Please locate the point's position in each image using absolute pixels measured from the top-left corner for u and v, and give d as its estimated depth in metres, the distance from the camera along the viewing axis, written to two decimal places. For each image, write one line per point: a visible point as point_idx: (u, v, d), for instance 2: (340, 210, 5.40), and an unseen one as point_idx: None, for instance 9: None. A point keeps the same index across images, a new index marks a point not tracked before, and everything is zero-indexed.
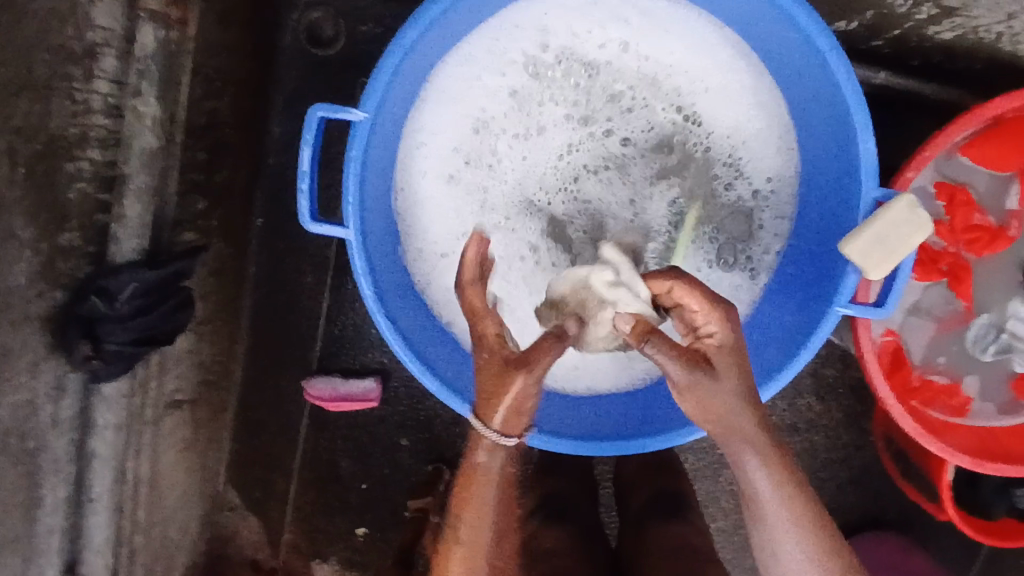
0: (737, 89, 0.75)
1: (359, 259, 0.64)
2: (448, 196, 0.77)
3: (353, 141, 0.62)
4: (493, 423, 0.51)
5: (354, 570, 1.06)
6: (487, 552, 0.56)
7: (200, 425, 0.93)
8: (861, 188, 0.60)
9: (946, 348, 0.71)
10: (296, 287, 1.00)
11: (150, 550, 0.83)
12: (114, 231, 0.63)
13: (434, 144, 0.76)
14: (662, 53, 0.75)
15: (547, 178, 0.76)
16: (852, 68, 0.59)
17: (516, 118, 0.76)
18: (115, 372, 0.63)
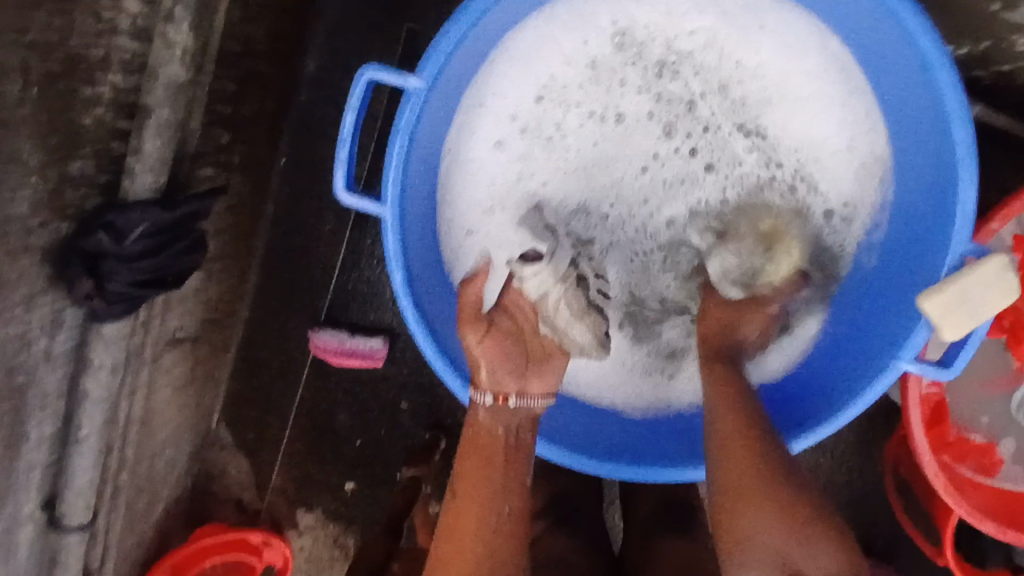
0: (823, 101, 0.73)
1: (392, 242, 0.63)
2: (491, 161, 0.77)
3: (404, 108, 0.61)
4: (480, 384, 0.65)
5: (338, 523, 1.04)
6: (483, 489, 0.61)
7: (199, 362, 0.90)
8: (951, 239, 0.59)
9: (989, 408, 0.70)
10: (313, 232, 0.96)
11: (134, 484, 0.81)
12: (130, 165, 0.58)
13: (494, 105, 0.75)
14: (754, 51, 0.73)
15: (603, 159, 0.77)
16: (966, 102, 0.56)
17: (591, 92, 0.75)
18: (116, 313, 0.60)
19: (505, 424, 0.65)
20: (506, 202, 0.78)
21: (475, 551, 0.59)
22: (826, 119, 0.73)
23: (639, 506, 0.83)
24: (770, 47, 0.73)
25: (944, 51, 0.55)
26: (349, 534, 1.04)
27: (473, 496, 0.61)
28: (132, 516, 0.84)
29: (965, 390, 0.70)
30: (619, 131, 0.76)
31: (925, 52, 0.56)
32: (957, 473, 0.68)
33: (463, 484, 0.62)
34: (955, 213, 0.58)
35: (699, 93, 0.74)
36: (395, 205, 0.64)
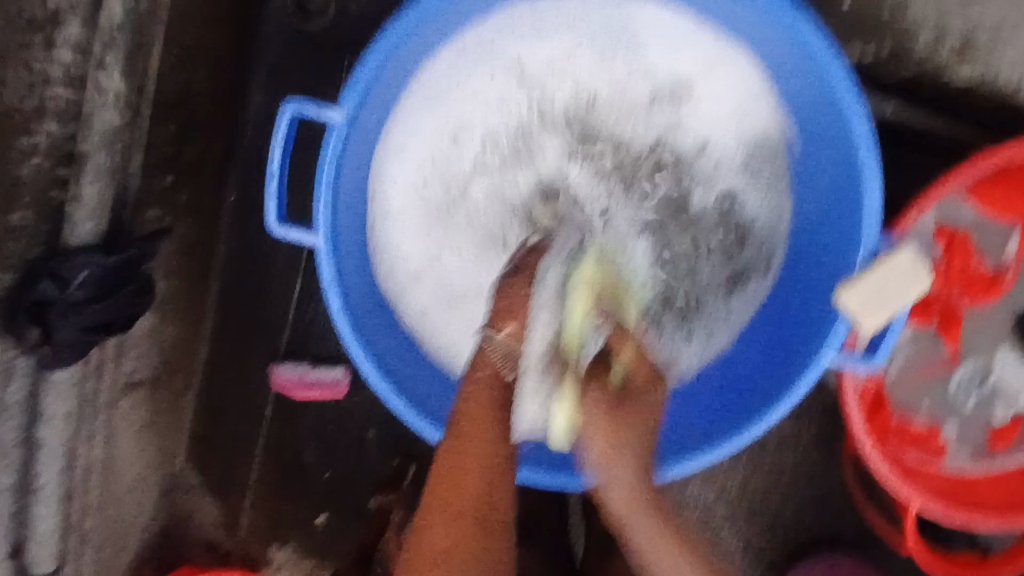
0: (727, 109, 0.77)
1: (326, 271, 0.65)
2: (415, 202, 0.80)
3: (327, 142, 0.64)
4: (499, 329, 0.60)
5: (313, 557, 1.04)
6: (483, 441, 0.55)
7: (159, 405, 0.90)
8: (862, 235, 0.63)
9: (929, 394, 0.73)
10: (268, 267, 0.96)
11: (99, 533, 0.80)
12: (70, 212, 0.58)
13: (412, 147, 0.79)
14: (647, 76, 0.78)
15: (526, 182, 0.78)
16: (867, 108, 0.61)
17: (499, 119, 0.78)
18: (65, 360, 0.60)
19: (510, 369, 0.59)
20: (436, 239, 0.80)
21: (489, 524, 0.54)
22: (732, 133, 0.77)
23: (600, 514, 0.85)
24: (660, 70, 0.77)
25: (837, 55, 0.61)
26: (324, 568, 1.04)
27: (476, 450, 0.55)
28: (99, 566, 0.83)
29: (907, 380, 0.72)
30: (536, 152, 0.78)
31: (820, 59, 0.62)
32: (899, 457, 0.71)
33: (466, 435, 0.56)
34: (864, 212, 0.63)
35: (603, 114, 0.78)
36: (328, 236, 0.66)
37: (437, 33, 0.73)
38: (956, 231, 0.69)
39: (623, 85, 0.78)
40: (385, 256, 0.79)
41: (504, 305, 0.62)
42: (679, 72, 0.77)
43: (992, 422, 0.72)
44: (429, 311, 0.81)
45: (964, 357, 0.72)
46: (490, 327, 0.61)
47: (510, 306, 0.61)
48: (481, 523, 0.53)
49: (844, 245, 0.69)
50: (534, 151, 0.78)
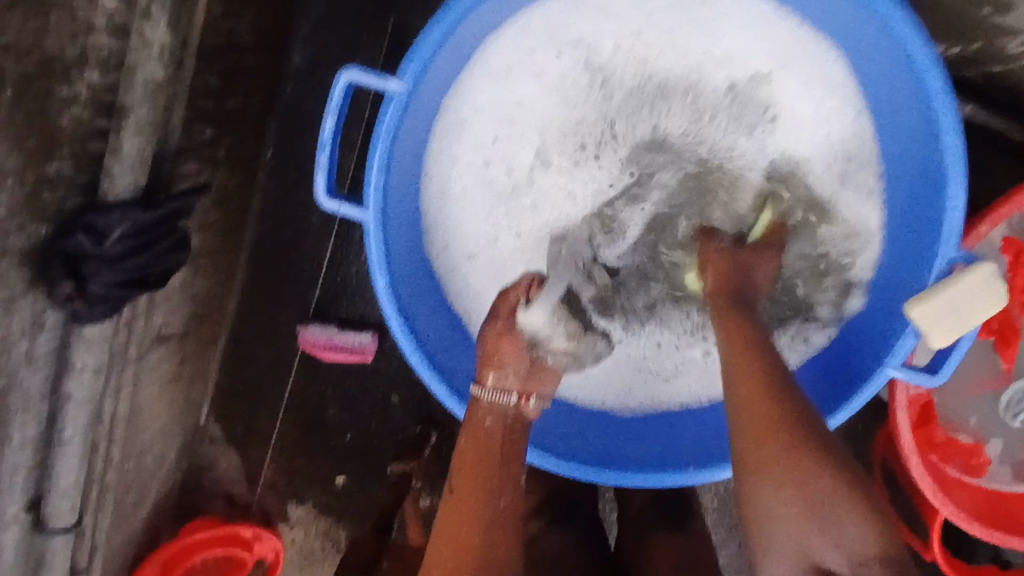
0: (805, 105, 0.75)
1: (375, 249, 0.63)
2: (474, 185, 0.78)
3: (384, 114, 0.62)
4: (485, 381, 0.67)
5: (330, 516, 1.05)
6: (477, 504, 0.61)
7: (188, 357, 0.90)
8: (940, 245, 0.60)
9: (977, 409, 0.71)
10: (302, 227, 0.95)
11: (123, 481, 0.81)
12: (109, 164, 0.57)
13: (473, 127, 0.77)
14: (717, 67, 0.75)
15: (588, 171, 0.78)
16: (959, 115, 0.57)
17: (562, 103, 0.77)
18: (97, 316, 0.59)
19: (494, 415, 0.66)
20: (503, 220, 0.79)
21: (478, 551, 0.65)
22: (803, 126, 0.76)
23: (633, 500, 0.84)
24: (732, 60, 0.75)
25: (933, 54, 0.57)
26: (340, 527, 1.05)
27: (470, 503, 0.61)
28: (122, 512, 0.84)
29: (952, 392, 0.70)
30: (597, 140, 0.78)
31: (916, 57, 0.58)
32: (942, 471, 0.67)
33: (461, 486, 0.63)
34: (945, 225, 0.59)
35: (668, 103, 0.76)
36: (379, 211, 0.64)
37: (506, 8, 0.70)
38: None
39: (692, 75, 0.76)
40: (447, 236, 0.79)
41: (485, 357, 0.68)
42: (750, 63, 0.75)
43: None
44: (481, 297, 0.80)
45: (1019, 375, 0.70)
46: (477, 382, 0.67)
47: (492, 357, 0.67)
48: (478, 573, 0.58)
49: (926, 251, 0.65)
50: (602, 135, 0.77)
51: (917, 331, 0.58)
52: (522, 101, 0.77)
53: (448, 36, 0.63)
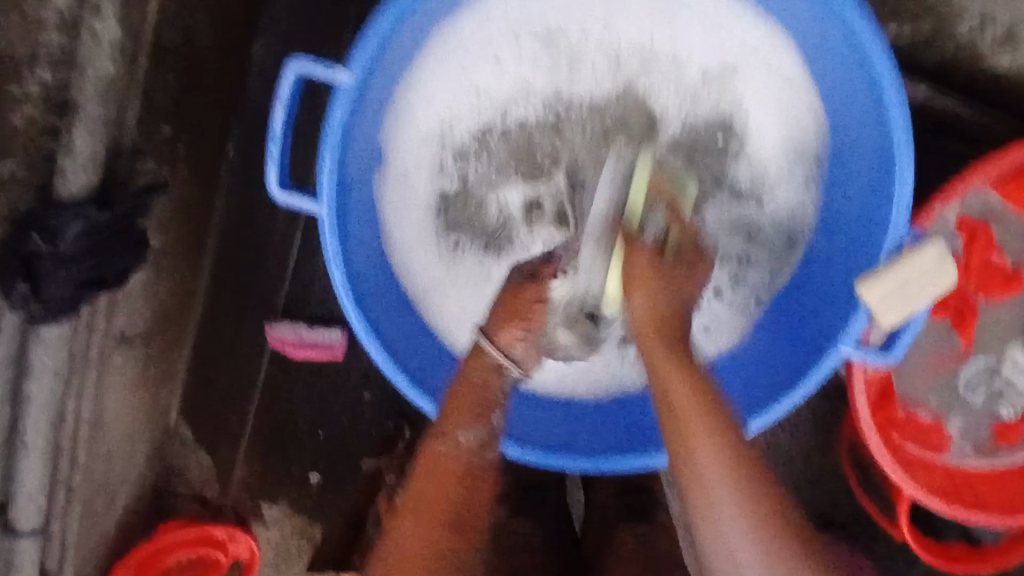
0: (768, 94, 0.75)
1: (330, 239, 0.64)
2: (429, 173, 0.78)
3: (334, 106, 0.62)
4: (498, 336, 0.63)
5: (305, 514, 1.05)
6: (456, 480, 0.61)
7: (154, 359, 0.89)
8: (890, 225, 0.62)
9: (938, 388, 0.72)
10: (266, 227, 0.95)
11: (90, 484, 0.80)
12: (61, 164, 0.55)
13: (428, 115, 0.77)
14: (679, 56, 0.76)
15: (544, 159, 0.78)
16: (905, 96, 0.59)
17: (517, 89, 0.77)
18: (55, 314, 0.58)
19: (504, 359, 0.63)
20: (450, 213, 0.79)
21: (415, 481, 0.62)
22: (768, 115, 0.76)
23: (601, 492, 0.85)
24: (695, 50, 0.76)
25: (879, 39, 0.58)
26: (315, 526, 1.05)
27: (451, 473, 0.61)
28: (91, 516, 0.83)
29: (911, 372, 0.72)
30: (553, 127, 0.78)
31: (861, 43, 0.59)
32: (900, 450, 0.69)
33: (449, 453, 0.62)
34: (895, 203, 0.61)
35: (629, 90, 0.77)
36: (332, 203, 0.65)
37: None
38: (978, 223, 0.68)
39: (653, 67, 0.77)
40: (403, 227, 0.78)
41: (511, 309, 0.64)
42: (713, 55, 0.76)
43: (998, 418, 0.71)
44: (434, 291, 0.80)
45: (978, 353, 0.71)
46: (488, 335, 0.64)
47: (513, 312, 0.64)
48: (456, 523, 0.61)
49: (875, 240, 0.68)
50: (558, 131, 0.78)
51: (868, 312, 0.59)
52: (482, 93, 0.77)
53: (399, 30, 0.64)
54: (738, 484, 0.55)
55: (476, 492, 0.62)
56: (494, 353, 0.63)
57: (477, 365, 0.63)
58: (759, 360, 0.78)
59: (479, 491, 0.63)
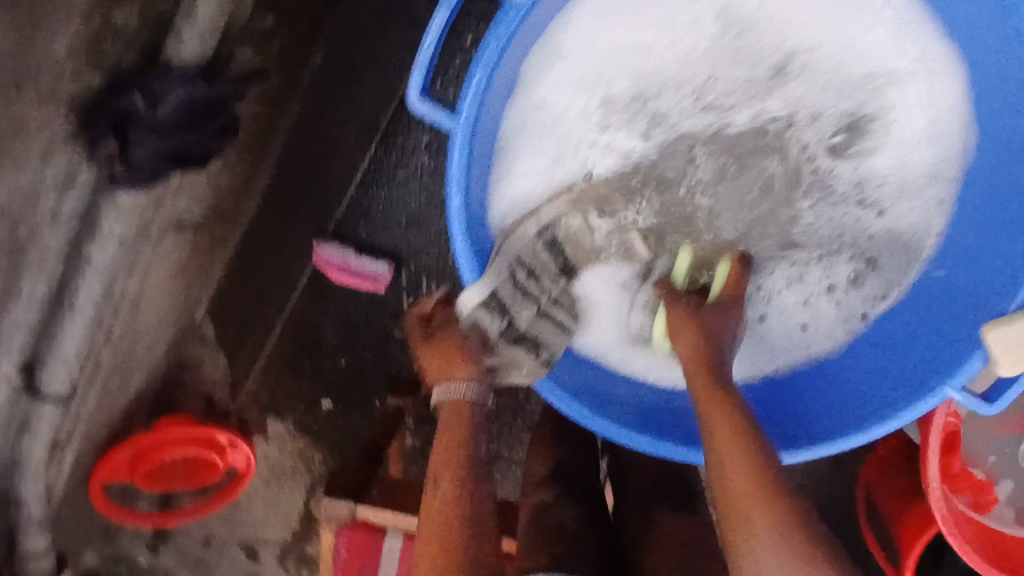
0: (923, 117, 0.67)
1: (456, 165, 0.58)
2: (551, 120, 0.67)
3: (497, 25, 0.53)
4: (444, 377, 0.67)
5: (307, 436, 1.04)
6: (451, 464, 0.61)
7: (197, 252, 0.87)
8: None
9: (997, 448, 0.71)
10: (336, 142, 0.90)
11: (113, 364, 0.78)
12: (178, 26, 0.53)
13: (569, 55, 0.64)
14: (854, 45, 0.65)
15: (673, 136, 0.69)
16: None
17: (670, 49, 0.65)
18: (136, 182, 0.56)
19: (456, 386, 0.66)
20: (554, 158, 0.69)
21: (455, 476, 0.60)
22: (911, 130, 0.68)
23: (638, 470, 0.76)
24: (872, 41, 0.65)
25: None
26: (315, 450, 1.05)
27: (446, 460, 0.61)
28: (105, 397, 0.82)
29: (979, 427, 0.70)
30: (698, 103, 0.67)
31: None
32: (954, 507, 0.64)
33: (441, 450, 0.62)
34: None
35: (786, 80, 0.66)
36: (470, 125, 0.57)
37: None
38: None
39: (824, 53, 0.65)
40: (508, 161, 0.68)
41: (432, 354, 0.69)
42: (896, 53, 0.65)
43: None
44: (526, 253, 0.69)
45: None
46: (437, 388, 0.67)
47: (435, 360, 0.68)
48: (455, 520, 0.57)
49: (994, 283, 0.65)
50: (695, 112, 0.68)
51: (986, 357, 0.61)
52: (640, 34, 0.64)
53: None
54: (768, 510, 0.51)
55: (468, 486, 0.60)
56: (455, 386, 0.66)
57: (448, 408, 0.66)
58: (826, 375, 0.75)
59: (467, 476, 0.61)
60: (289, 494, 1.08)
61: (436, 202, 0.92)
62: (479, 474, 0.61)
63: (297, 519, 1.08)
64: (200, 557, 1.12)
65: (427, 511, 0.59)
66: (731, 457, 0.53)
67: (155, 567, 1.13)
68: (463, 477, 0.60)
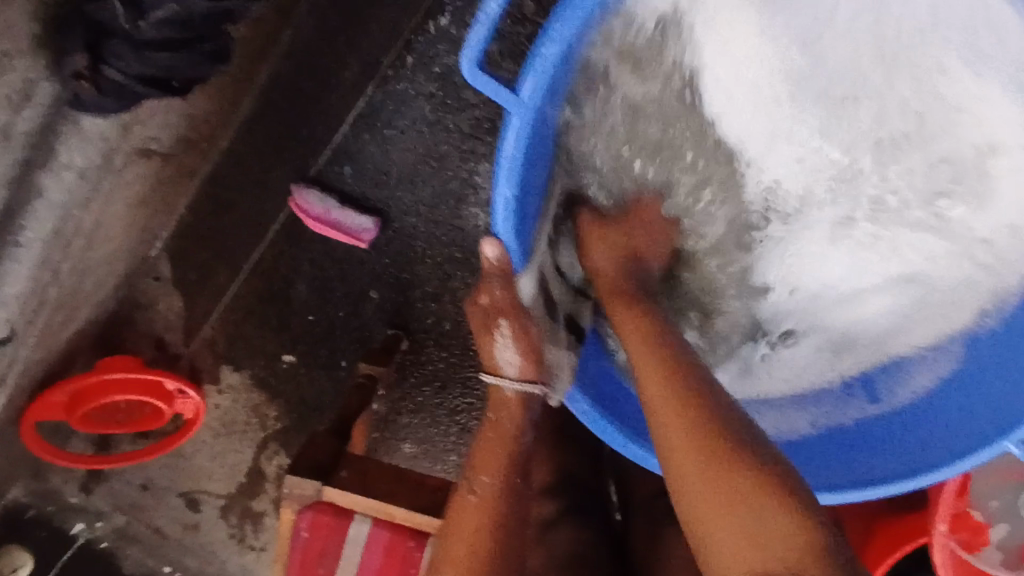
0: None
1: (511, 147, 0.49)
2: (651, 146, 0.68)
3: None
4: (505, 372, 0.57)
5: (264, 391, 0.98)
6: (495, 472, 0.56)
7: (161, 183, 0.78)
8: None
9: (999, 493, 0.64)
10: (330, 78, 0.81)
11: (58, 299, 0.70)
12: None
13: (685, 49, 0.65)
14: (967, 117, 0.63)
15: (791, 166, 0.70)
16: None
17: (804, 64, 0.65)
18: (108, 108, 0.49)
19: (510, 383, 0.57)
20: (706, 145, 0.69)
21: (495, 479, 0.56)
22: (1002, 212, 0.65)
23: (642, 478, 0.73)
24: (998, 115, 0.62)
25: None
26: (272, 407, 0.98)
27: (495, 458, 0.57)
28: (47, 332, 0.75)
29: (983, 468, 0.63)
30: (813, 132, 0.68)
31: None
32: (952, 548, 0.59)
33: (483, 453, 0.57)
34: None
35: (901, 111, 0.65)
36: (532, 108, 0.48)
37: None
38: None
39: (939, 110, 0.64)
40: (654, 137, 0.68)
41: (485, 335, 0.57)
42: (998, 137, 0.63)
43: None
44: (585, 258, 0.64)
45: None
46: (495, 373, 0.58)
47: (485, 354, 0.58)
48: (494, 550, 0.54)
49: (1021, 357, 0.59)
50: (804, 149, 0.69)
51: None
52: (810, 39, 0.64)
53: None
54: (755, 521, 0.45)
55: (511, 513, 0.55)
56: (505, 385, 0.57)
57: (501, 409, 0.58)
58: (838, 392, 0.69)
59: (512, 471, 0.57)
60: (238, 449, 1.01)
61: (432, 157, 0.83)
62: (522, 475, 0.57)
63: (245, 475, 1.02)
64: (137, 503, 1.06)
65: (459, 510, 0.55)
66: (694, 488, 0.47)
67: (87, 507, 1.06)
68: (504, 480, 0.56)
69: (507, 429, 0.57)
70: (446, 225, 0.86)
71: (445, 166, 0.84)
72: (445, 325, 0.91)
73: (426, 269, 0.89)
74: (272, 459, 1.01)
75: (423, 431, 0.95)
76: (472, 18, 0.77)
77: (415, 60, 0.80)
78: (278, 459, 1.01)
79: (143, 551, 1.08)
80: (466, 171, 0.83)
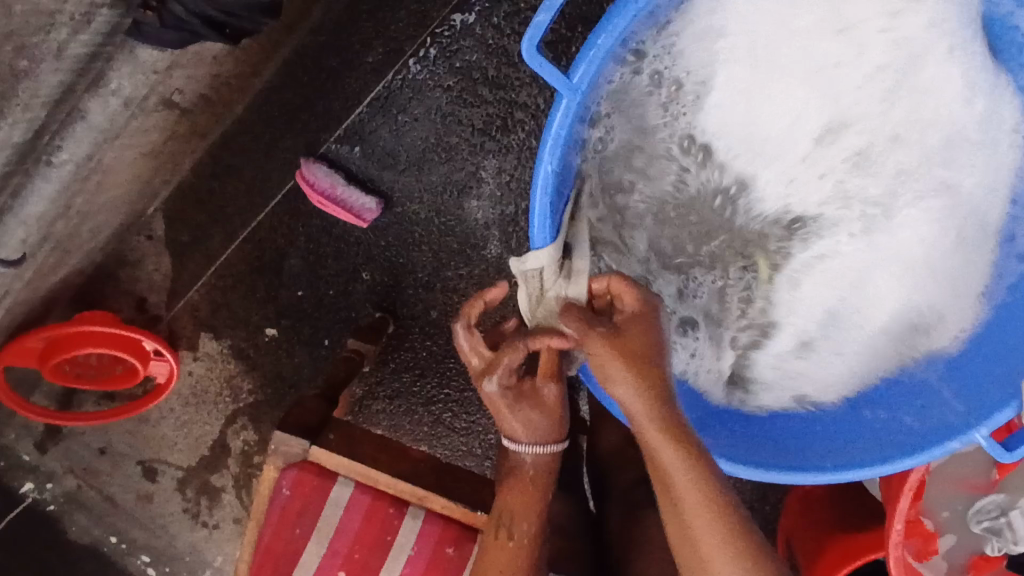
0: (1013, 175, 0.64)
1: (558, 125, 0.52)
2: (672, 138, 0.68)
3: None
4: (527, 439, 0.58)
5: (241, 362, 0.97)
6: (534, 542, 0.61)
7: (173, 139, 0.78)
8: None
9: (948, 504, 0.69)
10: (352, 60, 0.84)
11: (59, 236, 0.70)
12: None
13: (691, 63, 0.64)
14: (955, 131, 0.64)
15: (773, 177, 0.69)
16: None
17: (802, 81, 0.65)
18: (164, 42, 0.51)
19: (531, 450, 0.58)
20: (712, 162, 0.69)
21: (532, 526, 0.61)
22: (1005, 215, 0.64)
23: (620, 473, 0.76)
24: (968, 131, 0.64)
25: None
26: (247, 379, 0.98)
27: (524, 507, 0.61)
28: (40, 270, 0.74)
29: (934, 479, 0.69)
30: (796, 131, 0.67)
31: None
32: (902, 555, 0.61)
33: (512, 508, 0.61)
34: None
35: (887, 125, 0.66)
36: (579, 92, 0.52)
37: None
38: None
39: (929, 128, 0.65)
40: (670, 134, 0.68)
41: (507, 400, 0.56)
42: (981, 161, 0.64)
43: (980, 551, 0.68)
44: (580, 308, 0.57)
45: (1002, 489, 0.66)
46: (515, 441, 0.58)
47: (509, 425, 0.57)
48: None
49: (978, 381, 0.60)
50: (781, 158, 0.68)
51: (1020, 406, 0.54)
52: (838, 29, 0.63)
53: None
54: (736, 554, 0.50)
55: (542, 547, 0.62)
56: (522, 450, 0.59)
57: (528, 484, 0.60)
58: (831, 393, 0.69)
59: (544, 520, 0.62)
60: (206, 420, 1.00)
61: (441, 146, 0.86)
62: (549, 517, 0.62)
63: (208, 448, 1.01)
64: (91, 466, 1.03)
65: (493, 553, 0.61)
66: (695, 511, 0.50)
67: (39, 467, 1.03)
68: (534, 526, 0.61)
69: (533, 498, 0.61)
70: (445, 215, 0.89)
71: (454, 157, 0.86)
72: (433, 313, 0.92)
73: (421, 256, 0.91)
74: (238, 434, 0.99)
75: (396, 418, 0.96)
76: (497, 18, 0.81)
77: (438, 51, 0.83)
78: (244, 435, 0.99)
79: (90, 518, 1.05)
80: (470, 162, 0.86)
